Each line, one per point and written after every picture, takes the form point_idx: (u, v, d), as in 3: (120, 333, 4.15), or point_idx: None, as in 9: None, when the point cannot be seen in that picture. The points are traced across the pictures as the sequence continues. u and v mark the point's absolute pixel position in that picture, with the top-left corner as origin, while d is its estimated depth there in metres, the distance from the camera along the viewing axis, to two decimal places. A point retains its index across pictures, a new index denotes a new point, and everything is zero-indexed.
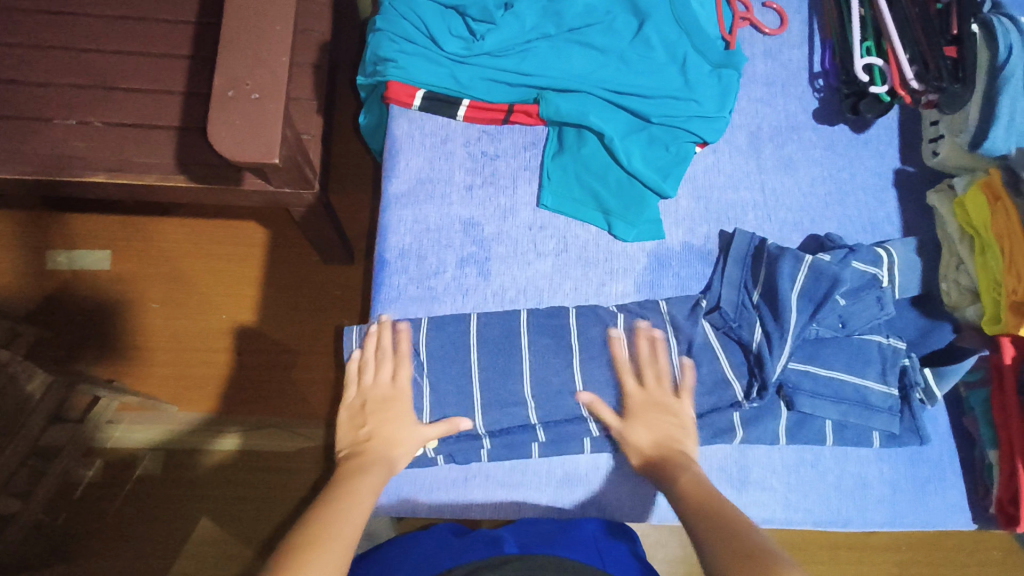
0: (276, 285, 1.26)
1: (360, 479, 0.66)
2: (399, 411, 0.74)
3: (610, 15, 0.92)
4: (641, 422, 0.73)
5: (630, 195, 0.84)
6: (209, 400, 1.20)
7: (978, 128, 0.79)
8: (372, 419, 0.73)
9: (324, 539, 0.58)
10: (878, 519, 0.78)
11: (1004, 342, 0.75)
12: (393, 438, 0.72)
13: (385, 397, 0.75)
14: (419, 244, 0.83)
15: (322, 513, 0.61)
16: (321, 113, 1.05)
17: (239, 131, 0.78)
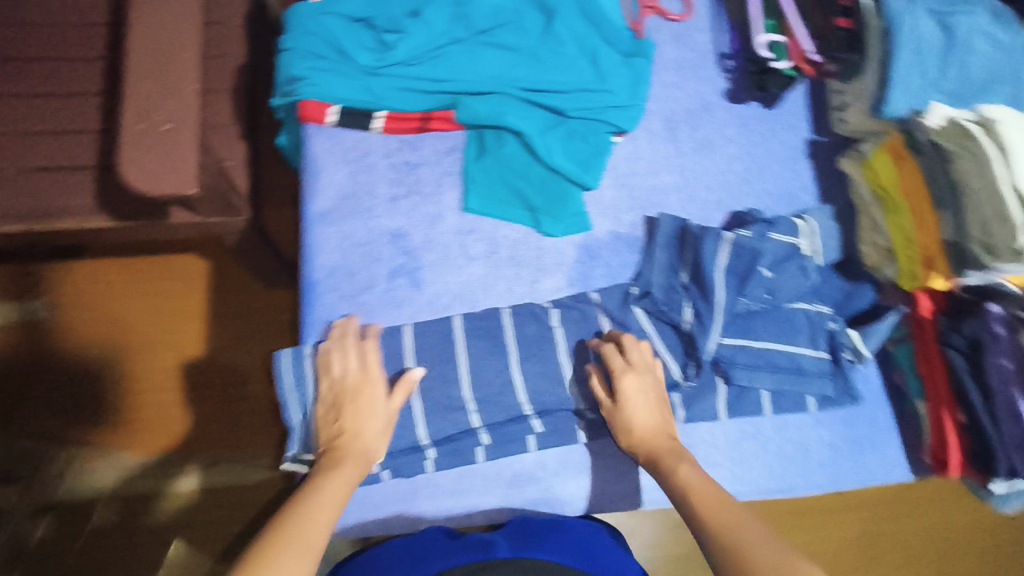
0: (221, 316, 1.23)
1: (332, 479, 0.66)
2: (369, 401, 0.72)
3: (519, 14, 0.92)
4: (632, 407, 0.74)
5: (553, 190, 0.85)
6: (161, 441, 1.17)
7: (877, 95, 0.83)
8: (345, 412, 0.72)
9: (287, 545, 0.57)
10: (821, 481, 0.81)
11: (920, 295, 0.79)
12: (368, 431, 0.71)
13: (355, 390, 0.72)
14: (348, 260, 0.81)
15: (290, 516, 0.61)
16: (244, 138, 1.02)
17: (153, 164, 0.77)
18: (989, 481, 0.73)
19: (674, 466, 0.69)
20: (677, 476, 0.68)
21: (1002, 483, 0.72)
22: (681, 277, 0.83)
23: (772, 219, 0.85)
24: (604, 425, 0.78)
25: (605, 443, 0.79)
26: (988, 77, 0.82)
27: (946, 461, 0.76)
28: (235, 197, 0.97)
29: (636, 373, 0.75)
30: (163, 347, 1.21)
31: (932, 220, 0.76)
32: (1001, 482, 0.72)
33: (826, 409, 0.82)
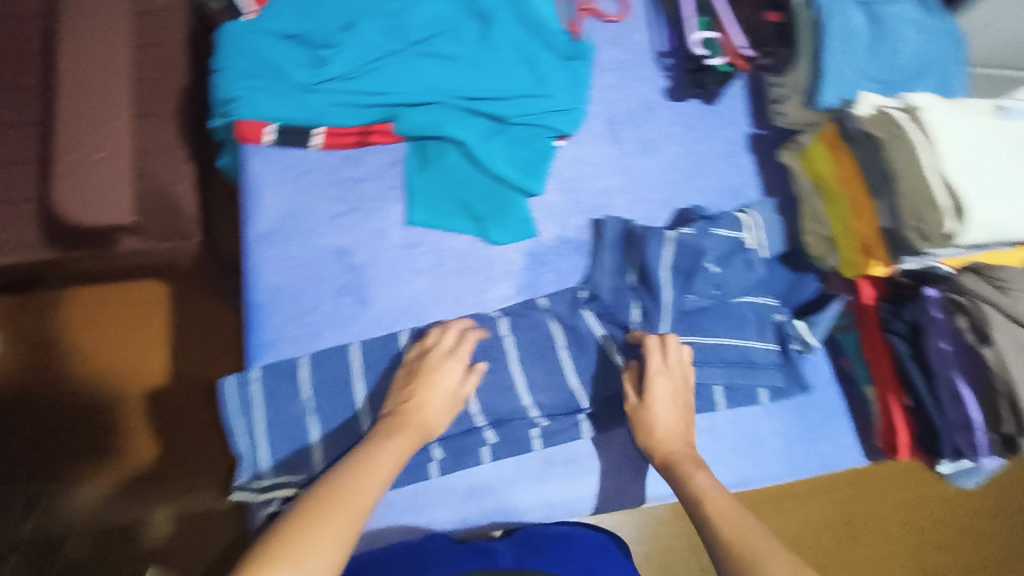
0: (185, 341, 1.21)
1: (388, 449, 0.67)
2: (447, 378, 0.73)
3: (455, 22, 0.91)
4: (660, 408, 0.74)
5: (497, 199, 0.85)
6: (128, 472, 1.14)
7: (812, 86, 0.83)
8: (420, 384, 0.72)
9: (329, 512, 0.58)
10: (778, 471, 0.82)
11: (862, 284, 0.80)
12: (437, 409, 0.72)
13: (437, 365, 0.73)
14: (290, 282, 0.80)
15: (341, 482, 0.62)
16: (191, 160, 0.98)
17: (90, 193, 0.79)
18: (936, 461, 0.75)
19: (691, 474, 0.70)
20: (693, 483, 0.69)
21: (948, 465, 0.75)
22: (629, 280, 0.83)
23: (716, 215, 0.86)
24: (560, 431, 0.78)
25: (560, 449, 0.79)
26: (919, 63, 0.83)
27: (895, 445, 0.77)
28: (184, 221, 0.96)
29: (667, 375, 0.75)
30: (124, 378, 1.18)
31: (869, 208, 0.76)
32: (947, 464, 0.74)
33: (778, 400, 0.83)
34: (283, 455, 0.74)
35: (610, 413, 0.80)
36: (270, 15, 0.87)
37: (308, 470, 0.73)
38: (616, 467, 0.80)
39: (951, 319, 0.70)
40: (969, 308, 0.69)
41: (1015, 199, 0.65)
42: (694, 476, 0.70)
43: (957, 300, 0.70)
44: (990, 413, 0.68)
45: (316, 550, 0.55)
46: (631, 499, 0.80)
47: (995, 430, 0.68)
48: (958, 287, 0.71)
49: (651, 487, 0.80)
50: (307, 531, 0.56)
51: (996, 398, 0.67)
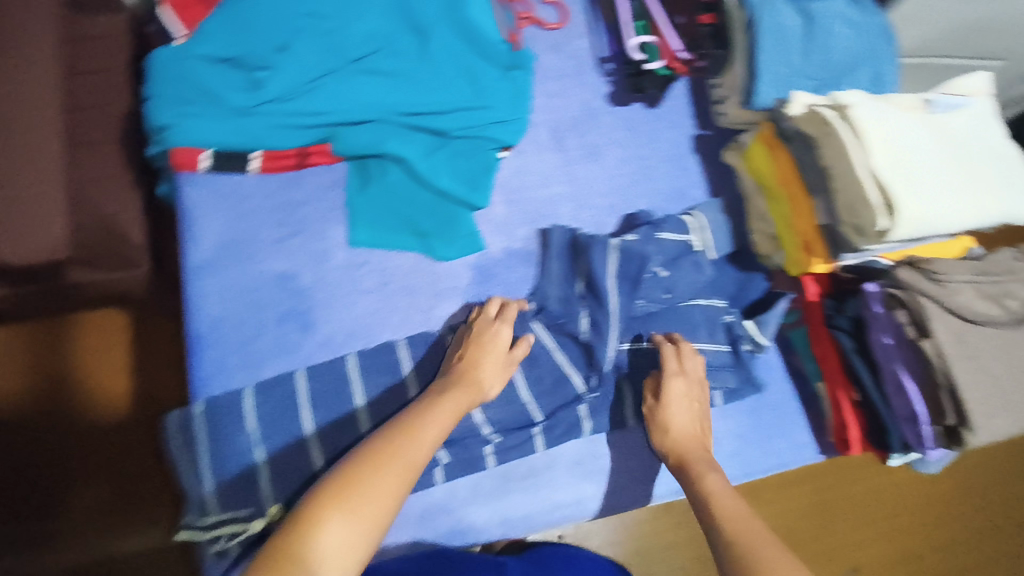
0: (144, 374, 1.09)
1: (444, 405, 0.69)
2: (493, 342, 0.75)
3: (392, 37, 0.88)
4: (677, 410, 0.76)
5: (442, 215, 0.84)
6: (69, 511, 1.01)
7: (748, 85, 0.83)
8: (472, 347, 0.75)
9: (384, 467, 0.62)
10: (735, 472, 0.81)
11: (807, 281, 0.80)
12: (489, 370, 0.74)
13: (491, 330, 0.76)
14: (232, 311, 0.78)
15: (401, 437, 0.65)
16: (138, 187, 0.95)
17: (19, 227, 0.77)
18: (886, 454, 0.76)
19: (702, 474, 0.72)
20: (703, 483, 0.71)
21: (898, 457, 0.76)
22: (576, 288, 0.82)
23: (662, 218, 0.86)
24: (514, 446, 0.77)
25: (514, 464, 0.78)
26: (852, 59, 0.84)
27: (847, 440, 0.78)
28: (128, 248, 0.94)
29: (684, 378, 0.77)
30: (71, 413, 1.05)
31: (808, 208, 0.77)
32: (897, 456, 0.75)
33: (733, 401, 0.83)
34: (228, 491, 0.71)
35: (565, 426, 0.79)
36: (201, 37, 0.83)
37: (256, 503, 0.71)
38: (573, 478, 0.79)
39: (891, 313, 0.70)
40: (908, 301, 0.68)
41: (944, 191, 0.65)
42: (698, 480, 0.71)
43: (897, 294, 0.70)
44: (934, 405, 0.68)
45: (370, 500, 0.59)
46: (589, 511, 0.79)
47: (939, 422, 0.68)
48: (896, 282, 0.71)
49: (607, 497, 0.80)
50: (362, 481, 0.60)
51: (938, 389, 0.67)
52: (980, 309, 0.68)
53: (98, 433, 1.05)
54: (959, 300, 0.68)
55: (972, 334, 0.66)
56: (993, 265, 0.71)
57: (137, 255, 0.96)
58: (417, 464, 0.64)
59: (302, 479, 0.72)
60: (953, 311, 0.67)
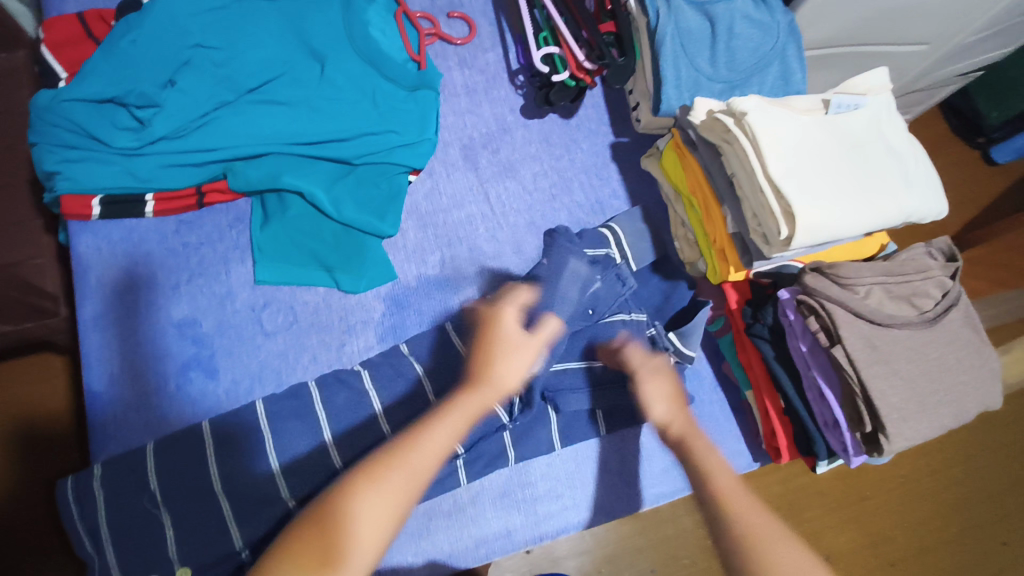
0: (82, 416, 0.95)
1: (469, 396, 0.66)
2: (493, 327, 0.73)
3: (289, 63, 0.84)
4: (659, 390, 0.72)
5: (349, 246, 0.81)
6: None
7: (655, 92, 0.82)
8: (483, 333, 0.73)
9: (408, 455, 0.59)
10: (667, 491, 0.80)
11: (727, 288, 0.79)
12: (497, 356, 0.70)
13: (499, 317, 0.73)
14: (132, 363, 0.75)
15: (432, 422, 0.62)
16: (51, 232, 0.91)
17: None
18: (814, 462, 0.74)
19: None
20: None
21: (825, 464, 0.74)
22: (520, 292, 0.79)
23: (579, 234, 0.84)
24: (436, 483, 0.73)
25: (439, 500, 0.75)
26: (757, 60, 0.82)
27: (777, 447, 0.75)
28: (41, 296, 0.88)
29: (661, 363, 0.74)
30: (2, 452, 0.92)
31: (719, 215, 0.75)
32: (824, 463, 0.73)
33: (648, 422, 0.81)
34: (131, 557, 0.67)
35: (488, 457, 0.76)
36: (81, 79, 0.78)
37: (163, 567, 0.67)
38: (501, 510, 0.77)
39: (802, 319, 0.69)
40: (817, 309, 0.66)
41: (837, 197, 0.65)
42: None
43: (806, 301, 0.67)
44: (851, 414, 0.66)
45: (389, 482, 0.56)
46: (520, 543, 0.76)
47: (857, 430, 0.66)
48: (803, 287, 0.68)
49: (543, 526, 0.77)
50: (381, 470, 0.57)
51: (853, 396, 0.65)
52: (890, 311, 0.67)
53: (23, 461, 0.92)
54: (869, 304, 0.66)
55: (882, 338, 0.65)
56: (899, 264, 0.70)
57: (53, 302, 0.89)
58: (443, 449, 0.60)
59: (207, 539, 0.68)
60: (862, 315, 0.65)
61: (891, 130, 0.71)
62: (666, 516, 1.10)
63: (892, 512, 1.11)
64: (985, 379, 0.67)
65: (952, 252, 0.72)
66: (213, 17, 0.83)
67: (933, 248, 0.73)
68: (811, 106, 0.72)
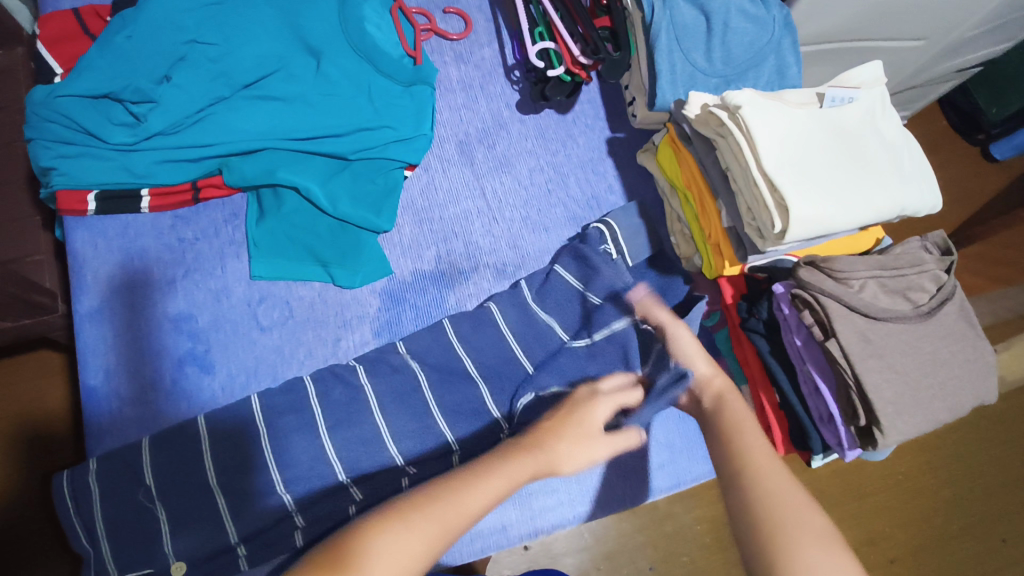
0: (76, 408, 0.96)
1: (518, 457, 0.64)
2: (586, 414, 0.73)
3: (284, 58, 0.84)
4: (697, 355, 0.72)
5: (344, 241, 0.81)
6: None
7: (650, 87, 0.82)
8: (568, 412, 0.72)
9: (445, 503, 0.56)
10: (663, 485, 0.79)
11: (722, 284, 0.79)
12: (571, 444, 0.70)
13: (593, 406, 0.74)
14: (128, 358, 0.76)
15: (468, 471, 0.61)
16: (49, 228, 0.91)
17: None
18: (809, 456, 0.74)
19: None
20: None
21: (820, 458, 0.74)
22: (561, 338, 0.80)
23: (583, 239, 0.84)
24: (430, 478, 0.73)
25: None
26: (753, 55, 0.82)
27: (772, 442, 0.75)
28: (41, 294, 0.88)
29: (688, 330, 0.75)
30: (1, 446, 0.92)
31: (715, 210, 0.75)
32: (819, 458, 0.73)
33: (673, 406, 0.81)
34: (125, 551, 0.67)
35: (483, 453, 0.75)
36: (77, 75, 0.78)
37: (157, 562, 0.67)
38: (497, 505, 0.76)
39: (797, 313, 0.69)
40: (812, 302, 0.66)
41: (831, 190, 0.65)
42: None
43: (801, 295, 0.67)
44: (845, 408, 0.66)
45: (419, 525, 0.53)
46: (515, 538, 0.76)
47: (851, 424, 0.66)
48: (798, 281, 0.68)
49: (538, 521, 0.76)
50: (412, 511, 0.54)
51: (847, 390, 0.65)
52: (885, 305, 0.67)
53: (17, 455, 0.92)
54: (864, 298, 0.66)
55: (876, 331, 0.65)
56: (894, 258, 0.70)
57: (48, 299, 0.88)
58: (480, 505, 0.58)
59: (201, 533, 0.67)
60: (857, 308, 0.65)
61: (886, 124, 0.71)
62: (664, 513, 1.10)
63: (890, 509, 1.11)
64: (980, 372, 0.66)
65: (947, 246, 0.72)
66: (207, 12, 0.83)
67: (928, 242, 0.72)
68: (805, 100, 0.72)
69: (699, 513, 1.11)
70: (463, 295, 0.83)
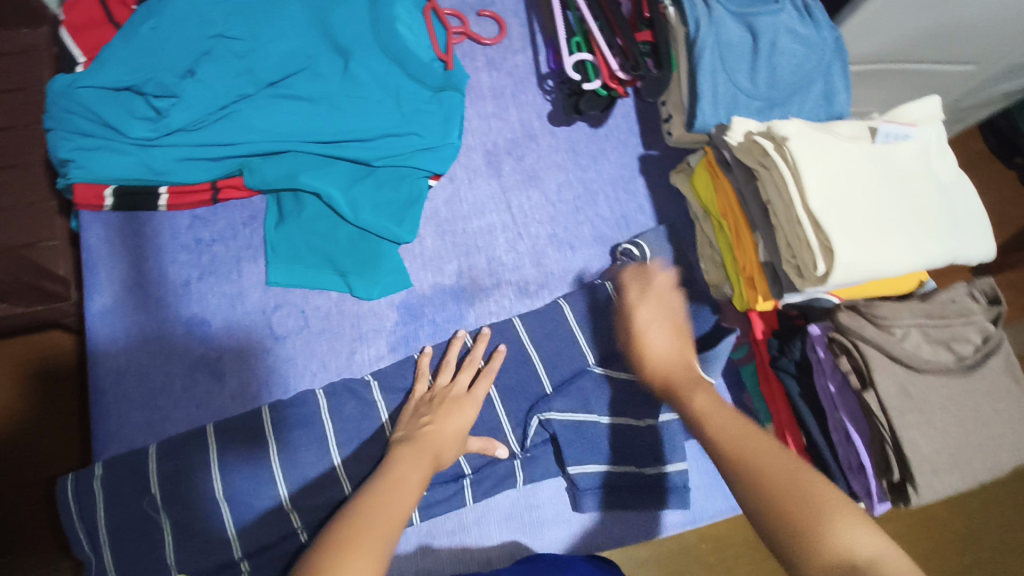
0: (82, 393, 0.93)
1: (409, 462, 0.61)
2: (464, 418, 0.69)
3: (311, 58, 0.82)
4: (647, 332, 0.67)
5: (363, 250, 0.79)
6: None
7: (689, 108, 0.78)
8: (439, 411, 0.68)
9: (371, 515, 0.53)
10: (678, 520, 0.76)
11: (753, 318, 0.76)
12: (455, 439, 0.67)
13: (448, 388, 0.71)
14: (137, 361, 0.74)
15: (377, 484, 0.58)
16: (66, 214, 0.89)
17: None
18: None
19: None
20: None
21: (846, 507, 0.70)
22: (588, 363, 0.77)
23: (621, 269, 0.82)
24: (441, 500, 0.71)
25: (440, 515, 0.73)
26: (799, 79, 0.79)
27: None
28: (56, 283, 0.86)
29: (654, 293, 0.69)
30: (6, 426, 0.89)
31: (751, 242, 0.72)
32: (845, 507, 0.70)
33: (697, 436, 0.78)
34: (126, 559, 0.66)
35: (495, 478, 0.73)
36: (98, 65, 0.76)
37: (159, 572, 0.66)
38: (506, 531, 0.73)
39: (833, 357, 0.66)
40: (850, 348, 0.63)
41: (877, 232, 0.62)
42: None
43: (839, 340, 0.64)
44: (878, 461, 0.63)
45: (367, 536, 0.51)
46: None
47: (884, 477, 0.63)
48: (837, 325, 0.65)
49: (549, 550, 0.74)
50: (355, 525, 0.52)
51: (881, 442, 0.62)
52: (927, 356, 0.64)
53: (24, 439, 0.89)
54: (905, 347, 0.63)
55: (917, 384, 0.62)
56: (939, 306, 0.66)
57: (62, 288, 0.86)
58: (409, 505, 0.57)
59: (205, 542, 0.66)
60: (898, 358, 0.62)
61: (940, 164, 0.68)
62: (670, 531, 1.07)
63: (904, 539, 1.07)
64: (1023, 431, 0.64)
65: (995, 295, 0.68)
66: (235, 7, 0.80)
67: (976, 289, 0.68)
68: (856, 133, 0.68)
69: (704, 533, 1.08)
70: (483, 311, 0.81)
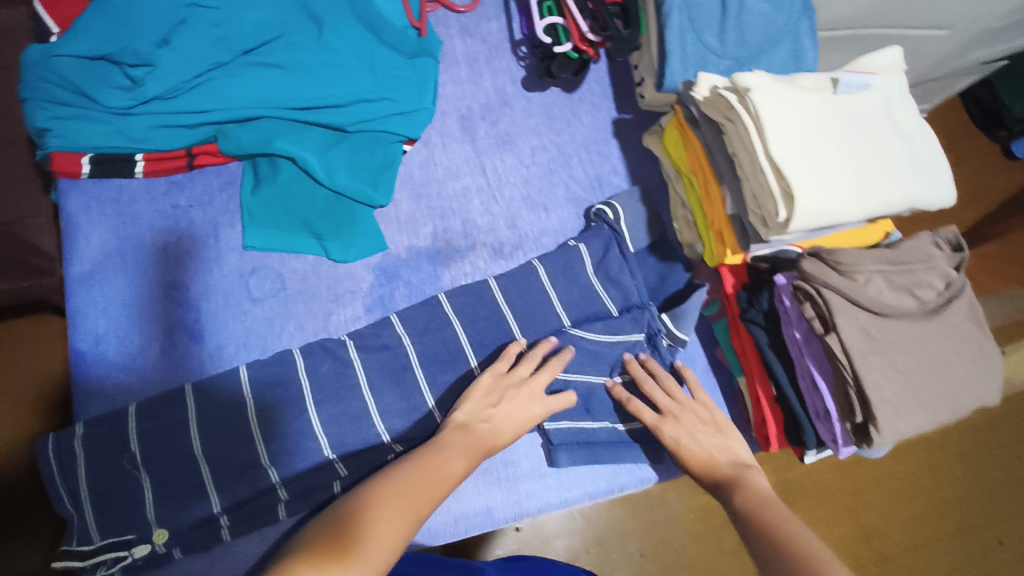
0: None
1: (458, 440, 0.65)
2: (532, 416, 0.69)
3: (285, 26, 0.82)
4: (681, 439, 0.69)
5: (340, 214, 0.80)
6: None
7: (659, 68, 0.79)
8: (508, 408, 0.69)
9: (416, 492, 0.58)
10: (647, 475, 0.78)
11: (723, 273, 0.76)
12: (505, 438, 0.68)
13: (531, 381, 0.71)
14: (115, 324, 0.75)
15: (427, 456, 0.63)
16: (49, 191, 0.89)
17: None
18: (802, 452, 0.72)
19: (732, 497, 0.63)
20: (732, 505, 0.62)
21: (813, 455, 0.72)
22: (562, 323, 0.78)
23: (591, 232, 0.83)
24: None
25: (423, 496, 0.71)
26: (766, 38, 0.80)
27: (767, 436, 0.73)
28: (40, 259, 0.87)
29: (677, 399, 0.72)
30: None
31: (720, 196, 0.73)
32: (813, 453, 0.71)
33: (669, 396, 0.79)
34: (108, 516, 0.67)
35: None
36: (73, 34, 0.77)
37: (140, 528, 0.67)
38: (481, 487, 0.74)
39: (798, 306, 0.67)
40: (813, 295, 0.64)
41: (840, 180, 0.63)
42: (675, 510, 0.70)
43: (803, 287, 0.65)
44: (842, 404, 0.64)
45: (399, 521, 0.55)
46: (500, 521, 0.74)
47: (847, 421, 0.64)
48: (801, 273, 0.66)
49: (522, 504, 0.75)
50: (385, 505, 0.56)
51: (844, 386, 0.64)
52: (889, 301, 0.65)
53: None
54: (868, 293, 0.64)
55: (879, 328, 0.63)
56: (903, 252, 0.67)
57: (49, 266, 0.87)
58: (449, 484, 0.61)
59: (186, 502, 0.67)
60: (860, 303, 0.63)
61: (901, 114, 0.69)
62: (657, 499, 1.09)
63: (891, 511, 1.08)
64: (983, 373, 0.65)
65: (959, 242, 0.70)
66: None
67: (940, 238, 0.70)
68: (820, 85, 0.69)
69: (693, 502, 1.09)
70: (458, 273, 0.82)
